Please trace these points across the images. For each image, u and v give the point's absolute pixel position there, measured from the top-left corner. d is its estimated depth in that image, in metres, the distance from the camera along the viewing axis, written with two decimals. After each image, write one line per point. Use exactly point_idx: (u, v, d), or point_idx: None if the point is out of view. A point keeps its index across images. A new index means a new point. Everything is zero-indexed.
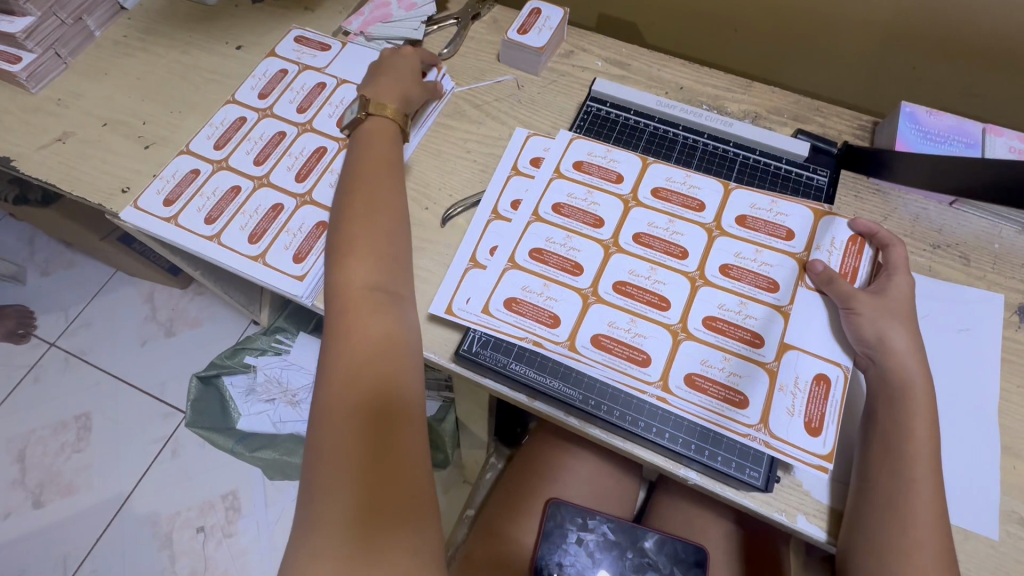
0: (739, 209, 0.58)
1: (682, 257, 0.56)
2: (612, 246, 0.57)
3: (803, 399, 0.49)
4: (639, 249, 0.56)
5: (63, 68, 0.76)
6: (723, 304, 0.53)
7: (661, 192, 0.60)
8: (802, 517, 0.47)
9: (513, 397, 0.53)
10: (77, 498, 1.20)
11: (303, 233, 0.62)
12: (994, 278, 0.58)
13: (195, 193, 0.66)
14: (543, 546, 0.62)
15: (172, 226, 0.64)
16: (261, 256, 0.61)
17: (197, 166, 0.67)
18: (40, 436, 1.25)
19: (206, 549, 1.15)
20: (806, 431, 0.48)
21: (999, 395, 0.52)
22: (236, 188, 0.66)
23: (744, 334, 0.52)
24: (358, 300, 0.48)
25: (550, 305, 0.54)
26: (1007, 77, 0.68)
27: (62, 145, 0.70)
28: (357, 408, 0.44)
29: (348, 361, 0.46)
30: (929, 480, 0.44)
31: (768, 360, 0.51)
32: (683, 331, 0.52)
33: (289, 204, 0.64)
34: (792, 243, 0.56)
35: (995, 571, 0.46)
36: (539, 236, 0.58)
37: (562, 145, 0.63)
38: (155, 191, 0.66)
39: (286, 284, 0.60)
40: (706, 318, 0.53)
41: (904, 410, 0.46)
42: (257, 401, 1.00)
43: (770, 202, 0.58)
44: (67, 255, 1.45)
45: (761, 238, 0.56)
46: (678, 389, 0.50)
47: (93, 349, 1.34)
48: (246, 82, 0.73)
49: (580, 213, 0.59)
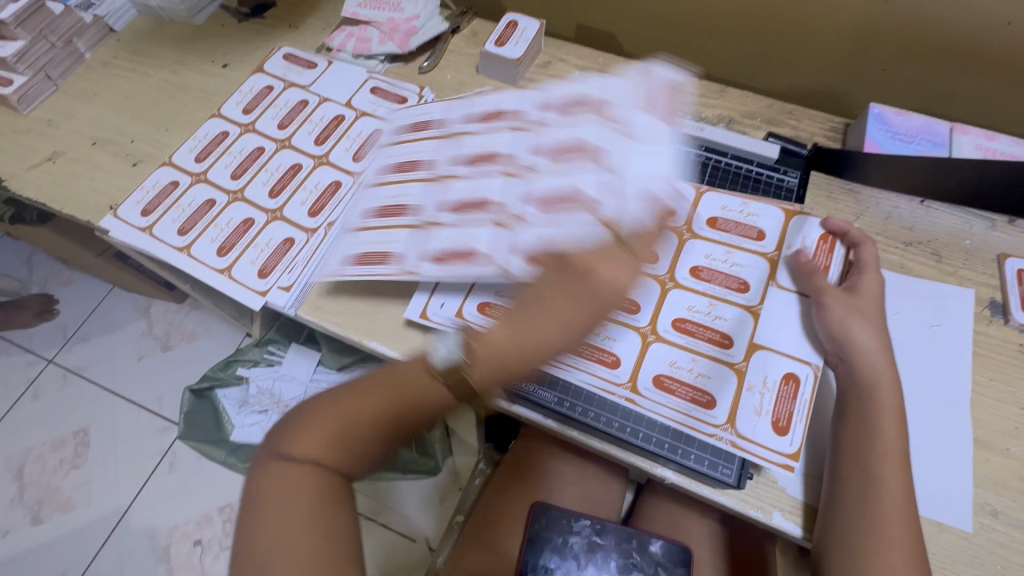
0: (709, 211, 0.59)
1: (653, 260, 0.57)
2: None
3: (772, 398, 0.50)
4: None
5: (54, 90, 0.78)
6: (693, 306, 0.54)
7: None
8: (778, 514, 0.48)
9: (494, 403, 0.54)
10: (75, 514, 1.21)
11: (270, 249, 0.63)
12: (966, 274, 0.59)
13: (171, 205, 0.67)
14: (528, 550, 0.63)
15: (146, 236, 0.65)
16: (227, 269, 0.63)
17: (177, 177, 0.69)
18: (39, 453, 1.26)
19: (204, 562, 1.15)
20: (775, 431, 0.49)
21: (971, 389, 0.53)
22: (212, 201, 0.67)
23: (714, 335, 0.53)
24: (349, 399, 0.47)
25: (518, 302, 0.55)
26: (976, 75, 0.69)
27: (52, 165, 0.72)
28: (299, 489, 0.44)
29: (304, 447, 0.46)
30: (897, 476, 0.45)
31: (736, 360, 0.52)
32: (652, 333, 0.53)
33: (259, 219, 0.65)
34: (763, 243, 0.57)
35: (969, 563, 0.46)
36: (508, 226, 0.57)
37: (544, 142, 0.65)
38: (135, 201, 0.68)
39: (248, 299, 0.61)
40: (674, 320, 0.54)
41: (872, 405, 0.47)
42: (251, 412, 1.01)
43: (741, 203, 0.60)
44: (64, 272, 1.47)
45: (733, 241, 0.57)
46: (646, 391, 0.51)
47: (90, 365, 1.35)
48: (232, 97, 0.75)
49: None
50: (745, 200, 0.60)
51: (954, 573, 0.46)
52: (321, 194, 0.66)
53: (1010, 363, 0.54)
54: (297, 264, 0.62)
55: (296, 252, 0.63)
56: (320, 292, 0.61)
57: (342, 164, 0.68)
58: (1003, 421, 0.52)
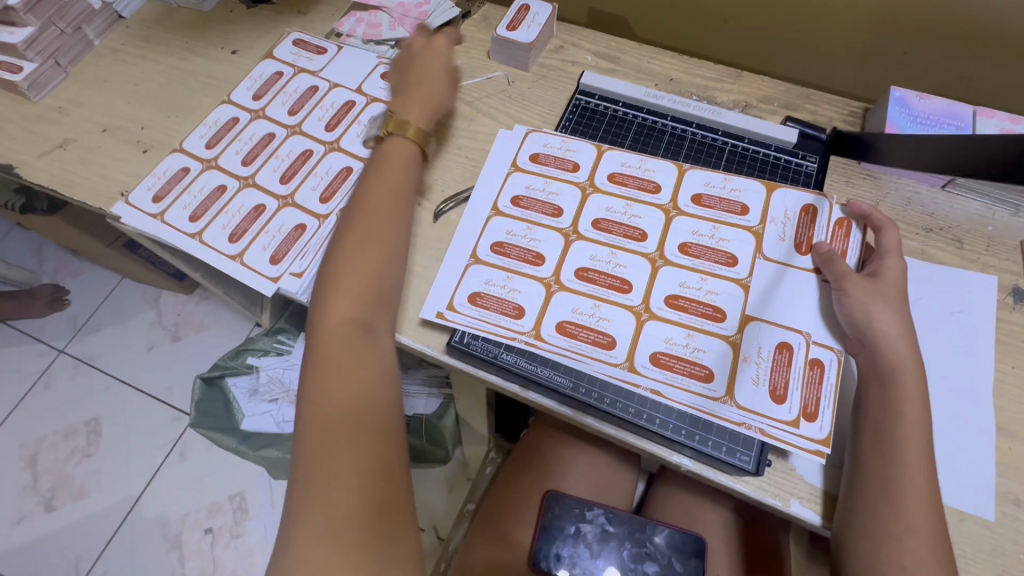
0: (693, 188, 0.59)
1: (641, 240, 0.57)
2: (572, 234, 0.58)
3: (799, 384, 0.50)
4: (598, 235, 0.57)
5: (63, 77, 0.78)
6: (685, 282, 0.54)
7: (618, 177, 0.61)
8: (796, 502, 0.47)
9: (506, 389, 0.54)
10: (88, 501, 1.22)
11: (282, 235, 0.63)
12: (988, 260, 0.58)
13: (183, 191, 0.67)
14: (541, 538, 0.63)
15: (157, 222, 0.65)
16: (239, 254, 0.63)
17: (188, 164, 0.69)
18: (51, 441, 1.28)
19: (215, 550, 1.16)
20: (802, 417, 0.49)
21: (994, 377, 0.52)
22: (223, 187, 0.67)
23: (706, 309, 0.53)
24: (340, 333, 0.48)
25: (514, 297, 0.55)
26: (1001, 57, 0.67)
27: (63, 152, 0.72)
28: (332, 426, 0.45)
29: (325, 388, 0.46)
30: (920, 464, 0.44)
31: (729, 332, 0.52)
32: (646, 311, 0.53)
33: (271, 205, 0.65)
34: (748, 217, 0.57)
35: (991, 552, 0.46)
36: (499, 229, 0.59)
37: (519, 137, 0.65)
38: (146, 188, 0.68)
39: (261, 285, 0.61)
40: (668, 297, 0.54)
41: (894, 392, 0.46)
42: (261, 401, 1.01)
43: (722, 179, 0.59)
44: (74, 262, 1.48)
45: (720, 217, 0.57)
46: (643, 369, 0.51)
47: (100, 355, 1.36)
48: (241, 84, 0.74)
49: (538, 204, 0.60)
50: (723, 176, 0.60)
51: (975, 563, 0.46)
52: (333, 180, 0.66)
53: None
54: (308, 250, 0.62)
55: (308, 238, 0.63)
56: None
57: (354, 150, 0.68)
58: None
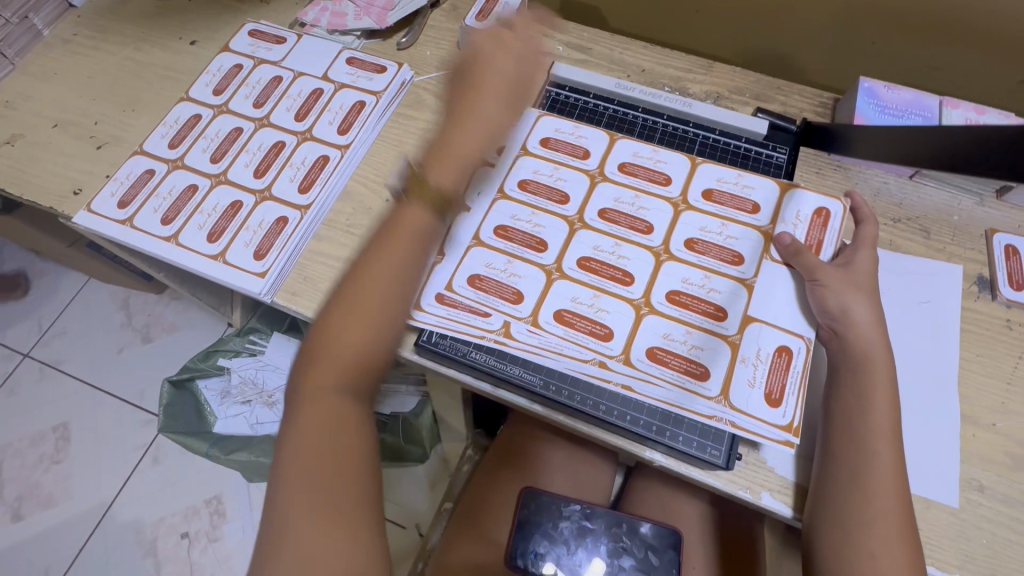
0: (704, 181, 0.59)
1: (647, 233, 0.56)
2: (577, 222, 0.57)
3: (764, 370, 0.50)
4: (603, 225, 0.57)
5: (10, 69, 0.74)
6: (687, 279, 0.54)
7: (628, 167, 0.60)
8: (767, 494, 0.48)
9: (477, 387, 0.53)
10: (58, 509, 1.18)
11: (263, 229, 0.60)
12: (954, 250, 0.58)
13: (151, 193, 0.64)
14: (518, 536, 0.62)
15: (127, 228, 0.62)
16: (221, 254, 0.60)
17: (153, 166, 0.65)
18: (17, 449, 1.23)
19: (191, 554, 1.14)
20: (766, 402, 0.49)
21: (960, 366, 0.53)
22: (194, 187, 0.64)
23: (707, 307, 0.52)
24: (338, 361, 0.47)
25: (513, 283, 0.55)
26: (966, 47, 0.68)
27: (11, 148, 0.68)
28: (313, 456, 0.45)
29: (311, 417, 0.46)
30: (888, 452, 0.45)
31: (730, 332, 0.51)
32: (646, 306, 0.53)
33: (247, 201, 0.62)
34: (758, 215, 0.56)
35: (955, 538, 0.46)
36: (505, 213, 0.58)
37: (532, 121, 0.64)
38: (109, 194, 0.64)
39: (245, 282, 0.58)
40: (668, 292, 0.53)
41: (865, 378, 0.47)
42: (233, 403, 0.98)
43: (736, 173, 0.59)
44: (36, 263, 1.42)
45: (726, 211, 0.57)
46: (639, 362, 0.50)
47: (67, 359, 1.32)
48: (200, 78, 0.71)
49: (546, 189, 0.59)
50: (738, 171, 0.59)
51: (941, 549, 0.46)
52: (310, 169, 0.63)
53: (998, 339, 0.54)
54: (292, 243, 0.60)
55: (291, 231, 0.60)
56: (298, 277, 0.59)
57: (327, 137, 0.65)
58: (991, 397, 0.51)
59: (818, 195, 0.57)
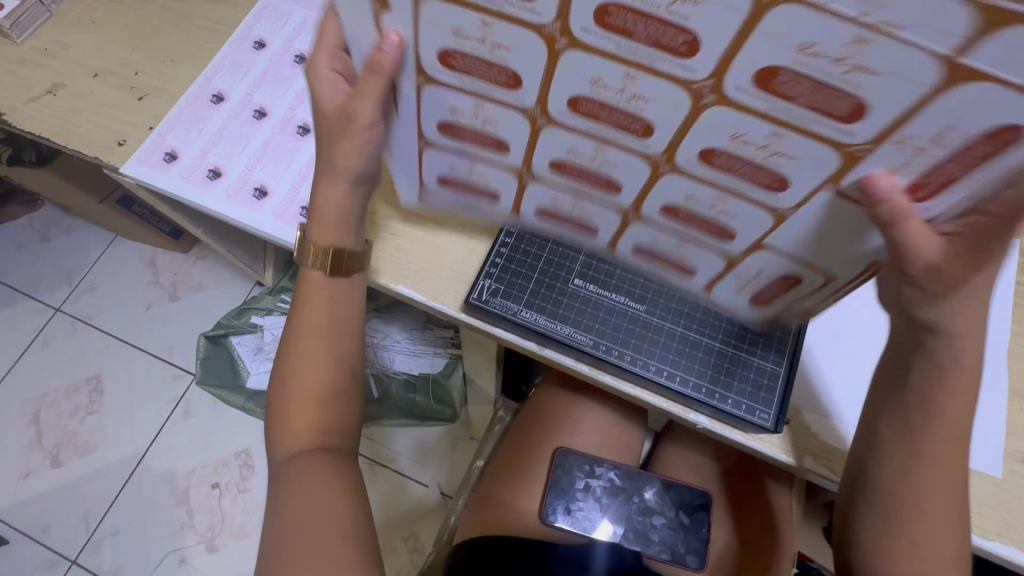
0: (767, 54, 0.25)
1: (646, 136, 0.33)
2: (539, 117, 0.36)
3: (761, 285, 0.43)
4: (580, 122, 0.35)
5: (47, 17, 0.73)
6: (694, 195, 0.36)
7: (607, 16, 0.27)
8: (809, 459, 0.49)
9: (523, 346, 0.53)
10: (94, 457, 1.23)
11: (269, 178, 0.61)
12: None
13: (201, 121, 0.65)
14: (551, 494, 0.67)
15: (160, 142, 0.64)
16: (224, 190, 0.61)
17: (217, 95, 0.66)
18: (53, 399, 1.28)
19: (222, 503, 1.19)
20: (751, 301, 0.46)
21: (1010, 339, 0.52)
22: (235, 124, 0.64)
23: (711, 227, 0.39)
24: (301, 391, 0.50)
25: (484, 183, 0.46)
26: None
27: (53, 98, 0.68)
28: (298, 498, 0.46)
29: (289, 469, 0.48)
30: (948, 452, 0.42)
31: (735, 251, 0.40)
32: (631, 217, 0.42)
33: (269, 148, 0.63)
34: (853, 127, 0.27)
35: (996, 506, 0.47)
36: (439, 105, 0.38)
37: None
38: (175, 113, 0.65)
39: (241, 216, 0.59)
40: (663, 209, 0.39)
41: (940, 385, 0.40)
42: (266, 359, 1.01)
43: (851, 43, 0.23)
44: (66, 220, 1.44)
45: (791, 114, 0.28)
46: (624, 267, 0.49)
47: (98, 314, 1.34)
48: (252, 20, 0.70)
49: (480, 66, 0.33)
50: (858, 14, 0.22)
51: (980, 516, 0.47)
52: None
53: None
54: (292, 193, 0.60)
55: (301, 183, 0.61)
56: None
57: None
58: None
59: (995, 75, 0.22)
